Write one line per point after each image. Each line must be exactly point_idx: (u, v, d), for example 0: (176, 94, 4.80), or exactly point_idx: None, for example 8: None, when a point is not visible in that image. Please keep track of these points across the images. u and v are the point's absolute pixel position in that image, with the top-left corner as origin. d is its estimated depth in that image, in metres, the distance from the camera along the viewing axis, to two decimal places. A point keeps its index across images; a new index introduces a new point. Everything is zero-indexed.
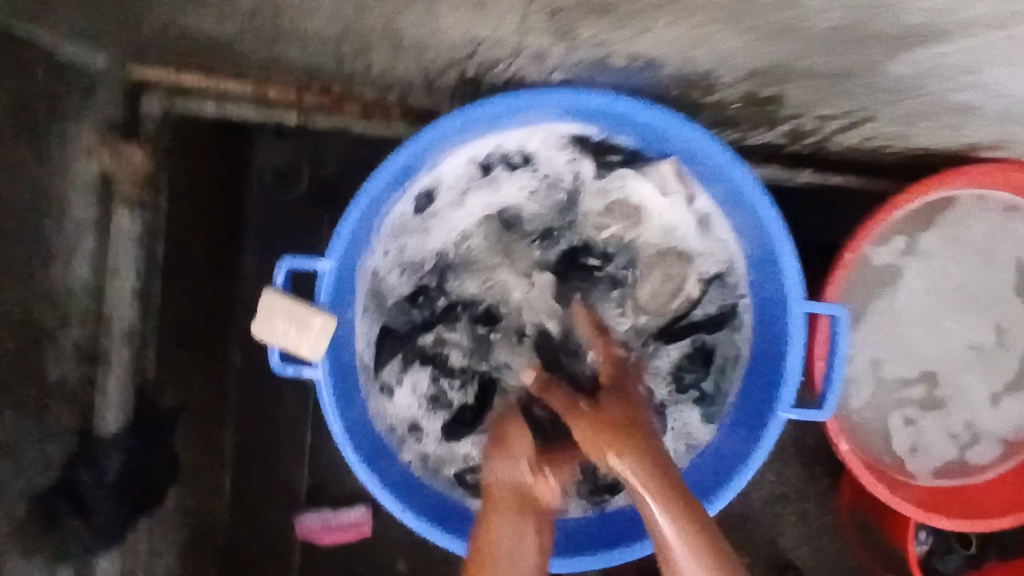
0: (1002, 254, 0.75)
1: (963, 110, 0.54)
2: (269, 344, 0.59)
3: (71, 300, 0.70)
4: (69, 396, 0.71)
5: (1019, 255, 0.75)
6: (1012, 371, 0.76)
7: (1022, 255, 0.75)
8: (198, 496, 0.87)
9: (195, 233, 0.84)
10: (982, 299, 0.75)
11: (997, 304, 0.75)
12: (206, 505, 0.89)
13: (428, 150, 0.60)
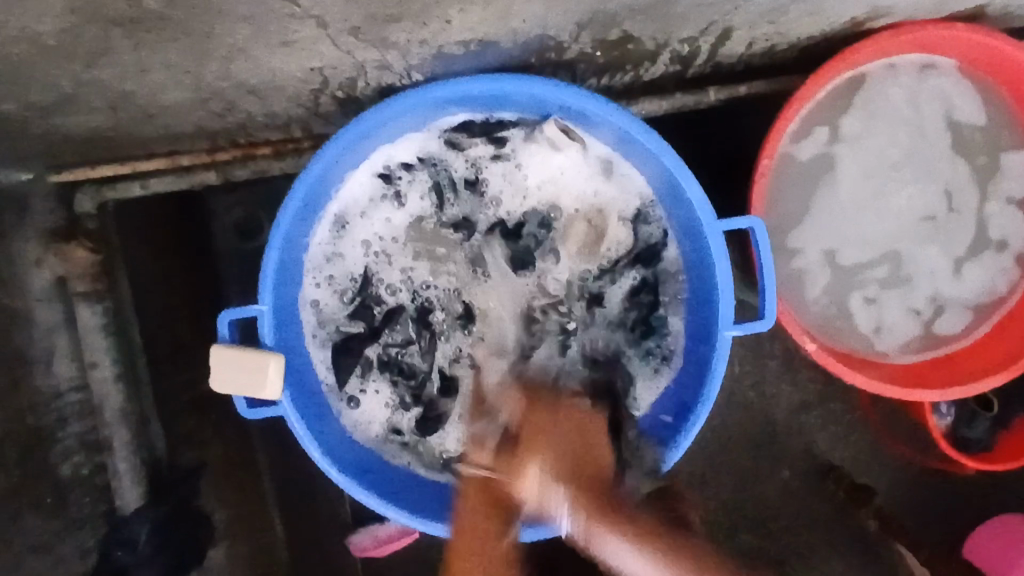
0: (927, 115, 0.74)
1: None
2: (232, 395, 0.63)
3: (61, 399, 0.75)
4: (84, 485, 0.76)
5: (945, 113, 0.74)
6: (970, 237, 0.75)
7: (949, 112, 0.74)
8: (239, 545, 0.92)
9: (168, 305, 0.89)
10: (923, 166, 0.74)
11: (938, 169, 0.74)
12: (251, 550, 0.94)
13: (324, 176, 0.63)
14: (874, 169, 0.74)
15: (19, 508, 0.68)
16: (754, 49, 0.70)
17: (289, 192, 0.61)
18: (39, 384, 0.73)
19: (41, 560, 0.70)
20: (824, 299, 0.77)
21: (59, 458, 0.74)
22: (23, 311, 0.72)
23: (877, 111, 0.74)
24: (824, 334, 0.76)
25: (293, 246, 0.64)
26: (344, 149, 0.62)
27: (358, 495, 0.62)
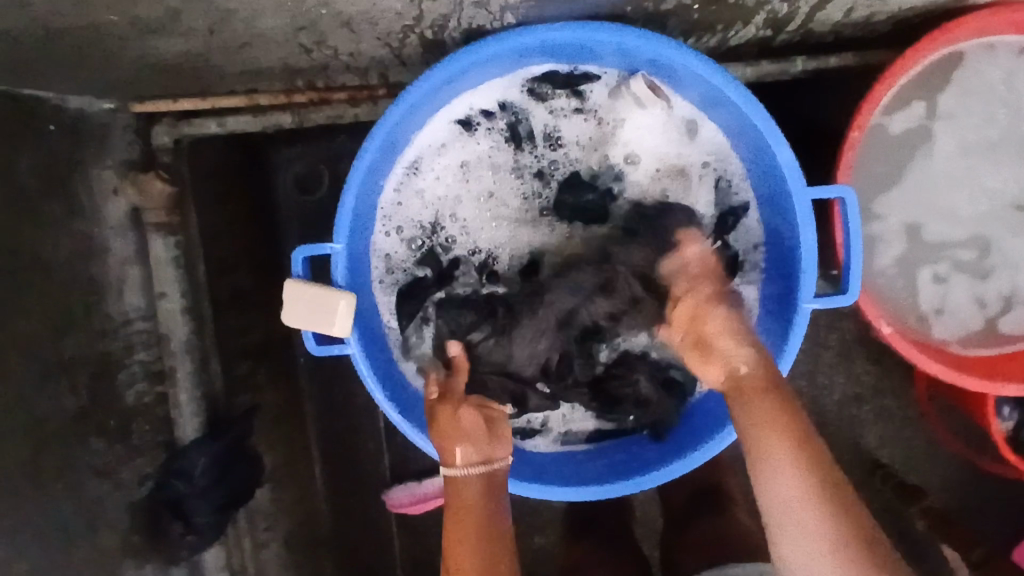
0: None
1: None
2: (303, 330, 0.64)
3: (130, 327, 0.76)
4: (146, 413, 0.78)
5: None
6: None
7: None
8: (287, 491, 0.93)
9: (234, 249, 0.90)
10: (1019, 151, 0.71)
11: None
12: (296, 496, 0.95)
13: (405, 120, 0.63)
14: (971, 146, 0.71)
15: (87, 433, 0.69)
16: (855, 15, 0.67)
17: (371, 132, 0.61)
18: (110, 311, 0.74)
19: (107, 485, 0.71)
20: (893, 270, 0.74)
21: (125, 384, 0.75)
22: (99, 238, 0.73)
23: (983, 88, 0.70)
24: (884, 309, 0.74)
25: (369, 190, 0.65)
26: (427, 93, 0.62)
27: (419, 440, 0.62)
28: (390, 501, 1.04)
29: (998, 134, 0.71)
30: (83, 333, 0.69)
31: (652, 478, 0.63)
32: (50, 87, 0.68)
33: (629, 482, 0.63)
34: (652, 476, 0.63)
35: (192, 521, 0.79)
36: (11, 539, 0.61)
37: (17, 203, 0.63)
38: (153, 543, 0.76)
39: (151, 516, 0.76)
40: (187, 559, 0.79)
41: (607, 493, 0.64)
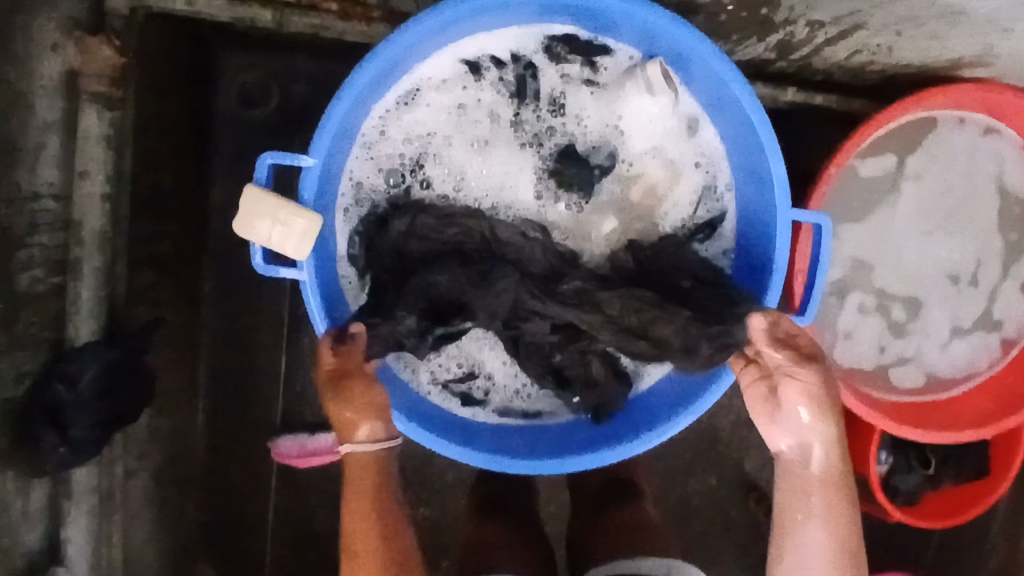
0: (984, 176, 0.77)
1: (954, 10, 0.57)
2: (252, 244, 0.58)
3: (38, 205, 0.67)
4: (38, 304, 0.69)
5: (998, 180, 0.77)
6: (978, 311, 0.80)
7: (1001, 181, 0.77)
8: (167, 418, 0.87)
9: (165, 148, 0.82)
10: (966, 226, 0.78)
11: (981, 236, 0.78)
12: (175, 426, 0.89)
13: (412, 47, 0.59)
14: (930, 211, 0.77)
15: None
16: (856, 61, 0.67)
17: (376, 49, 0.57)
18: (19, 182, 0.65)
19: None
20: (829, 293, 0.78)
21: (17, 267, 0.66)
22: (26, 95, 0.65)
23: (953, 164, 0.76)
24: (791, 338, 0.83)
25: (358, 109, 0.60)
26: (440, 25, 0.58)
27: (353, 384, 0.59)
28: (276, 452, 0.97)
29: (953, 208, 0.77)
30: None
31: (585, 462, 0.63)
32: None
33: (541, 465, 0.62)
34: (573, 463, 0.63)
35: (68, 432, 0.70)
36: None
37: None
38: (18, 446, 0.69)
39: (24, 416, 0.69)
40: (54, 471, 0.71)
41: (524, 470, 0.63)
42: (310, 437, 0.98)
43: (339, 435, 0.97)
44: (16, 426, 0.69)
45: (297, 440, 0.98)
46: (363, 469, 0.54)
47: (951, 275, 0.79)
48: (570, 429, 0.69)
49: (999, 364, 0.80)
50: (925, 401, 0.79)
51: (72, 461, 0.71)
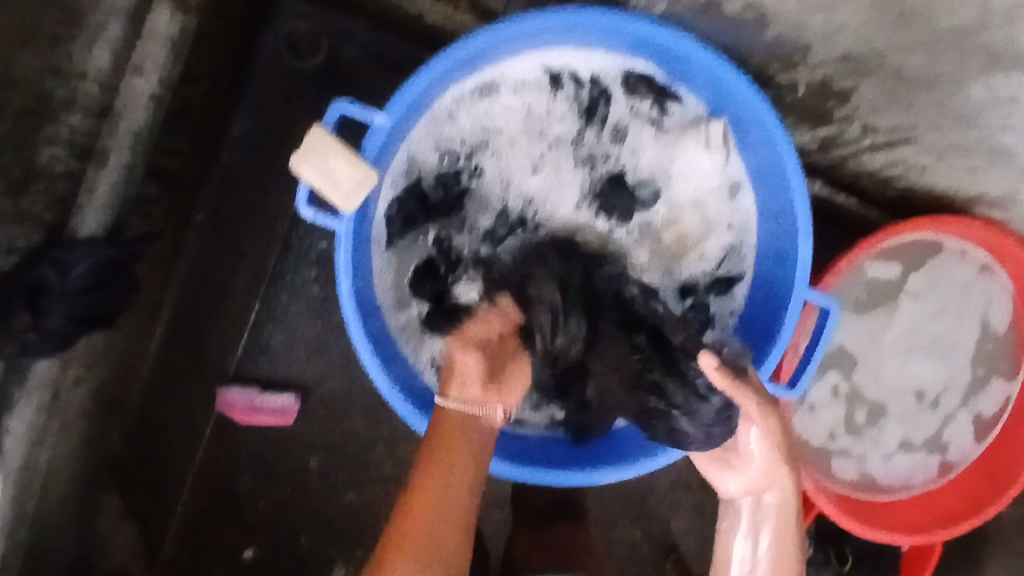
0: (971, 312, 0.83)
1: (999, 153, 0.61)
2: (300, 180, 0.57)
3: (82, 88, 0.63)
4: (51, 187, 0.64)
5: (982, 319, 0.84)
6: (930, 433, 0.86)
7: (986, 320, 0.84)
8: (126, 336, 0.81)
9: (209, 66, 0.79)
10: (944, 349, 0.85)
11: (953, 364, 0.85)
12: (130, 346, 0.83)
13: (502, 43, 0.60)
14: (919, 335, 0.84)
15: None
16: (886, 174, 0.71)
17: (462, 39, 0.57)
18: (76, 57, 0.61)
19: None
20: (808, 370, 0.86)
21: (44, 139, 0.61)
22: None
23: (949, 294, 0.83)
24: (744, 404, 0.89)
25: (437, 85, 0.61)
26: (533, 32, 0.60)
27: (361, 349, 0.58)
28: (221, 399, 0.90)
29: (935, 336, 0.85)
30: (38, 68, 0.58)
31: (548, 479, 0.64)
32: None
33: (508, 469, 0.64)
34: (536, 476, 0.64)
35: (42, 319, 0.66)
36: None
37: None
38: None
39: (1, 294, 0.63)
40: (13, 359, 0.65)
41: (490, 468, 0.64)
42: (259, 394, 0.92)
43: (290, 400, 0.92)
44: None
45: (246, 393, 0.91)
46: (464, 455, 0.51)
47: (921, 395, 0.86)
48: (540, 445, 0.72)
49: (938, 483, 0.83)
50: (861, 497, 0.83)
51: (35, 351, 0.66)
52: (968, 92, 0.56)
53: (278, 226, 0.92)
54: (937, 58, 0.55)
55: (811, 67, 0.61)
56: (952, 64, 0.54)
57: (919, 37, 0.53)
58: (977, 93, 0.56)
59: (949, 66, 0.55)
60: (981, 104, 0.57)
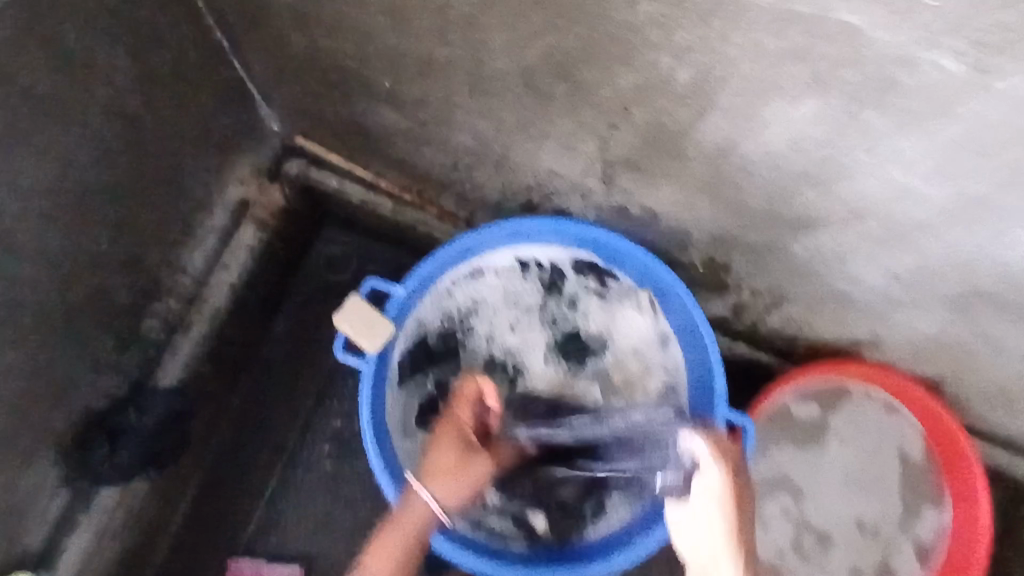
0: (889, 445, 0.99)
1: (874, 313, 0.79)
2: (339, 332, 0.78)
3: (177, 280, 0.87)
4: (143, 349, 0.84)
5: (901, 452, 0.99)
6: (877, 561, 0.98)
7: (904, 452, 0.99)
8: None
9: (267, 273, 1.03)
10: (874, 481, 0.99)
11: (886, 495, 0.99)
12: None
13: (487, 241, 0.84)
14: (850, 471, 0.99)
15: (110, 330, 0.77)
16: (784, 327, 0.94)
17: (460, 237, 0.82)
18: (179, 259, 0.85)
19: (83, 386, 0.76)
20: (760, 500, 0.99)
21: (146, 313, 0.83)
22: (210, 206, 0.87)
23: (866, 431, 0.99)
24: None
25: (440, 270, 0.84)
26: (509, 233, 0.84)
27: (374, 458, 0.75)
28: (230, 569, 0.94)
29: (865, 470, 0.99)
30: (154, 265, 0.81)
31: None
32: (265, 97, 0.86)
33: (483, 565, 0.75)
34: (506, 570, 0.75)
35: (117, 453, 0.82)
36: (7, 365, 0.65)
37: (191, 148, 0.78)
38: (76, 453, 0.79)
39: (92, 429, 0.80)
40: (87, 482, 0.81)
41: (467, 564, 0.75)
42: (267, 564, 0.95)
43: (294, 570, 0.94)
44: (83, 436, 0.79)
45: (255, 563, 0.95)
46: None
47: (863, 524, 0.98)
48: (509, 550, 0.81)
49: None
50: None
51: (106, 478, 0.82)
52: (791, 257, 0.73)
53: None
54: (772, 239, 0.72)
55: (694, 249, 0.80)
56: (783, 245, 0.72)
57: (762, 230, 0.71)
58: (798, 257, 0.73)
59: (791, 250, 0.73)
60: (808, 266, 0.74)
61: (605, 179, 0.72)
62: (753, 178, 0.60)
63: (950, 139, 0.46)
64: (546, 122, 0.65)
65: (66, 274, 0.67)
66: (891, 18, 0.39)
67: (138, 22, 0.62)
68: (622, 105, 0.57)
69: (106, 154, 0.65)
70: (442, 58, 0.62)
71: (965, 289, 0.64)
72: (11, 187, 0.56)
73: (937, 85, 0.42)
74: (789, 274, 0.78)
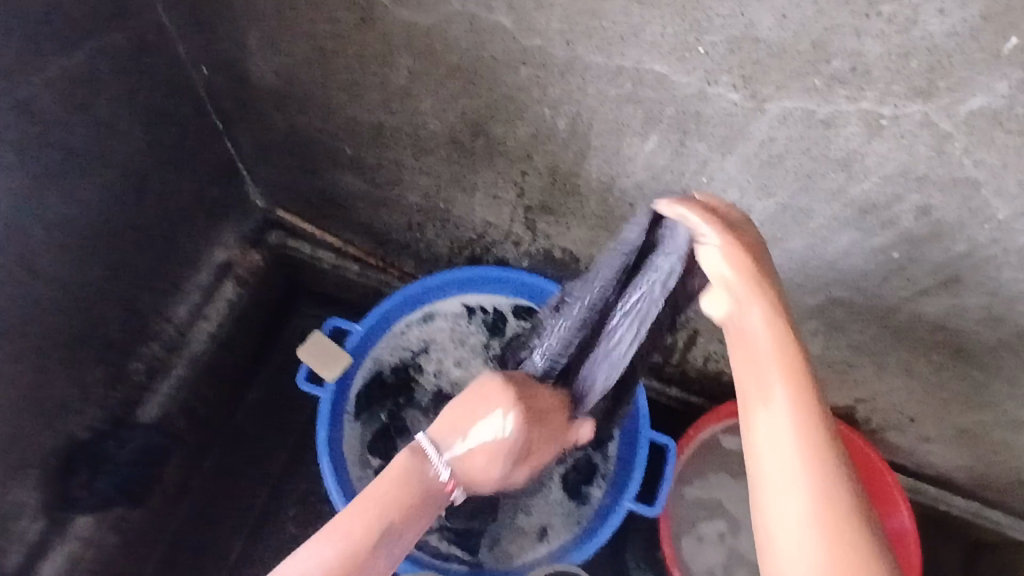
0: None
1: None
2: (303, 363, 0.89)
3: (165, 327, 0.99)
4: (130, 385, 0.96)
5: None
6: None
7: None
8: (143, 526, 1.01)
9: (250, 333, 1.14)
10: None
11: None
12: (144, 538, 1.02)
13: (436, 289, 0.97)
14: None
15: (101, 361, 0.89)
16: (711, 367, 1.04)
17: (411, 284, 0.95)
18: (166, 307, 0.98)
19: (71, 411, 0.87)
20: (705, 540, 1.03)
21: (135, 353, 0.95)
22: (196, 263, 1.01)
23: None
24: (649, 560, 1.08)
25: (394, 313, 0.97)
26: (455, 282, 0.97)
27: (328, 473, 0.85)
28: None
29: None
30: (143, 309, 0.94)
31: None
32: (251, 173, 1.03)
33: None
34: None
35: (95, 478, 0.91)
36: (10, 378, 0.76)
37: (187, 208, 0.94)
38: (58, 475, 0.88)
39: (75, 454, 0.89)
40: (67, 502, 0.89)
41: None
42: None
43: None
44: (66, 459, 0.88)
45: None
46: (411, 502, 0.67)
47: None
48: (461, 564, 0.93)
49: None
50: None
51: (84, 500, 0.90)
52: None
53: (281, 447, 1.20)
54: None
55: None
56: None
57: None
58: None
59: None
60: None
61: (527, 224, 0.87)
62: (634, 210, 0.76)
63: (756, 160, 0.62)
64: (472, 173, 0.81)
65: (72, 302, 0.81)
66: (684, 66, 0.55)
67: (150, 103, 0.79)
68: (526, 154, 0.74)
69: (114, 205, 0.81)
70: (384, 124, 0.78)
71: (822, 298, 0.79)
72: (38, 221, 0.71)
73: (730, 116, 0.59)
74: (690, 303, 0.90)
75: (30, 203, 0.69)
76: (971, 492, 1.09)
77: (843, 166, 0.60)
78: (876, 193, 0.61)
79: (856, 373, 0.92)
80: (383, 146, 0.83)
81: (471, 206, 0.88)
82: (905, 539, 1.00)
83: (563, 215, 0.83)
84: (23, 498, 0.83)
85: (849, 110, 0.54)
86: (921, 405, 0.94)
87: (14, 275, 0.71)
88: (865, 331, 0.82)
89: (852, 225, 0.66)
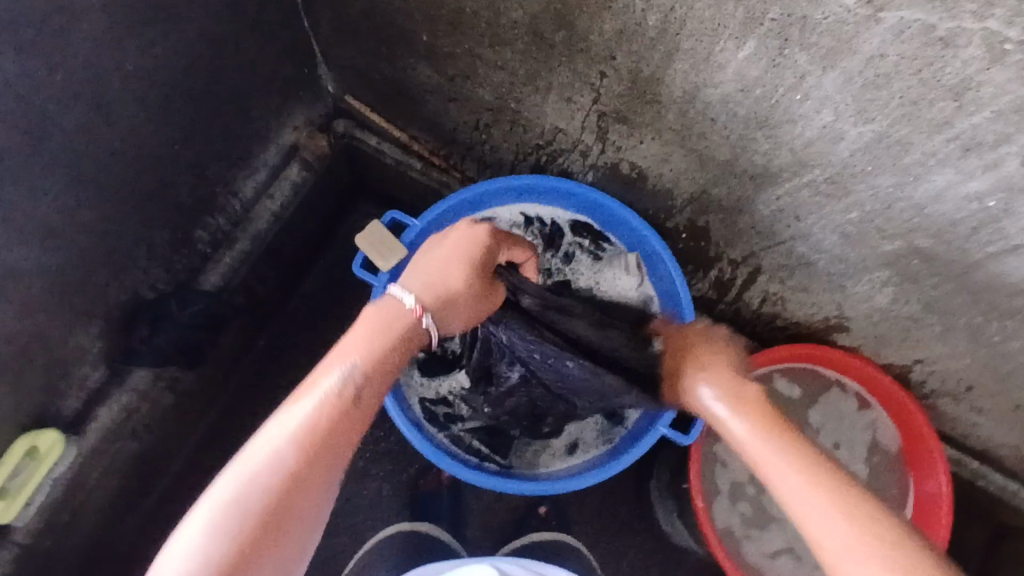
0: (858, 436, 1.07)
1: (837, 285, 0.87)
2: (359, 251, 0.90)
3: (230, 202, 1.01)
4: (193, 253, 0.99)
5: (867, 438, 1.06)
6: None
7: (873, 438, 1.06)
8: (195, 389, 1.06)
9: (312, 219, 1.16)
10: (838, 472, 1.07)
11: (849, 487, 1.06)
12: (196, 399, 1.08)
13: (498, 193, 0.96)
14: None
15: (166, 224, 0.92)
16: (765, 309, 1.01)
17: (474, 184, 0.93)
18: (233, 181, 1.00)
19: (136, 268, 0.90)
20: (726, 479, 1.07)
21: (199, 222, 0.98)
22: (264, 140, 1.02)
23: (842, 425, 1.07)
24: (673, 492, 1.09)
25: (453, 212, 0.96)
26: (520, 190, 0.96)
27: None
28: None
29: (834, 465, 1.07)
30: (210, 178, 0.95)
31: (509, 487, 0.88)
32: (323, 54, 1.02)
33: (459, 468, 0.89)
34: (484, 479, 0.89)
35: (154, 337, 0.94)
36: (80, 224, 0.79)
37: (258, 81, 0.94)
38: (121, 328, 0.92)
39: (138, 310, 0.93)
40: (127, 356, 0.94)
41: (456, 470, 0.89)
42: None
43: None
44: (129, 314, 0.92)
45: None
46: (334, 458, 0.59)
47: None
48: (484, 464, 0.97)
49: None
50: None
51: (143, 357, 0.94)
52: (755, 210, 0.82)
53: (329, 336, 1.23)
54: (736, 190, 0.81)
55: (678, 209, 0.91)
56: (747, 196, 0.80)
57: (729, 185, 0.80)
58: (762, 210, 0.81)
59: (759, 212, 0.82)
60: (771, 218, 0.82)
61: (598, 132, 0.84)
62: (714, 125, 0.72)
63: (859, 79, 0.58)
64: (549, 72, 0.78)
65: (142, 159, 0.82)
66: None
67: None
68: (609, 53, 0.70)
69: (188, 65, 0.81)
70: (463, 8, 0.76)
71: (901, 245, 0.75)
72: (115, 68, 0.71)
73: (840, 24, 0.54)
74: (756, 239, 0.87)
75: (108, 50, 0.69)
76: (1017, 474, 1.05)
77: (956, 94, 0.54)
78: (985, 129, 0.56)
79: (920, 332, 0.88)
80: (459, 33, 0.80)
81: (542, 109, 0.85)
82: (939, 503, 0.96)
83: (637, 126, 0.79)
84: (88, 344, 0.88)
85: (973, 27, 0.48)
86: (983, 374, 0.89)
87: (89, 121, 0.72)
88: (940, 287, 0.77)
89: (951, 164, 0.61)
